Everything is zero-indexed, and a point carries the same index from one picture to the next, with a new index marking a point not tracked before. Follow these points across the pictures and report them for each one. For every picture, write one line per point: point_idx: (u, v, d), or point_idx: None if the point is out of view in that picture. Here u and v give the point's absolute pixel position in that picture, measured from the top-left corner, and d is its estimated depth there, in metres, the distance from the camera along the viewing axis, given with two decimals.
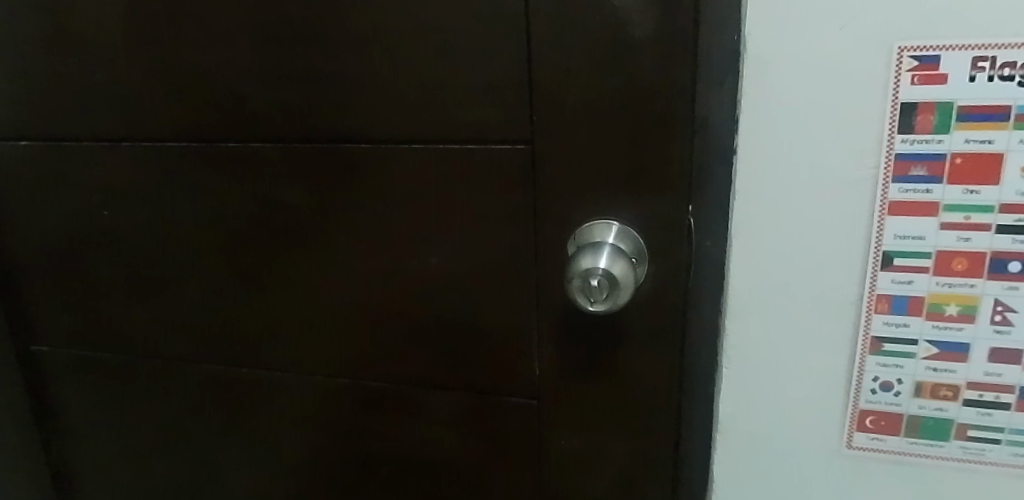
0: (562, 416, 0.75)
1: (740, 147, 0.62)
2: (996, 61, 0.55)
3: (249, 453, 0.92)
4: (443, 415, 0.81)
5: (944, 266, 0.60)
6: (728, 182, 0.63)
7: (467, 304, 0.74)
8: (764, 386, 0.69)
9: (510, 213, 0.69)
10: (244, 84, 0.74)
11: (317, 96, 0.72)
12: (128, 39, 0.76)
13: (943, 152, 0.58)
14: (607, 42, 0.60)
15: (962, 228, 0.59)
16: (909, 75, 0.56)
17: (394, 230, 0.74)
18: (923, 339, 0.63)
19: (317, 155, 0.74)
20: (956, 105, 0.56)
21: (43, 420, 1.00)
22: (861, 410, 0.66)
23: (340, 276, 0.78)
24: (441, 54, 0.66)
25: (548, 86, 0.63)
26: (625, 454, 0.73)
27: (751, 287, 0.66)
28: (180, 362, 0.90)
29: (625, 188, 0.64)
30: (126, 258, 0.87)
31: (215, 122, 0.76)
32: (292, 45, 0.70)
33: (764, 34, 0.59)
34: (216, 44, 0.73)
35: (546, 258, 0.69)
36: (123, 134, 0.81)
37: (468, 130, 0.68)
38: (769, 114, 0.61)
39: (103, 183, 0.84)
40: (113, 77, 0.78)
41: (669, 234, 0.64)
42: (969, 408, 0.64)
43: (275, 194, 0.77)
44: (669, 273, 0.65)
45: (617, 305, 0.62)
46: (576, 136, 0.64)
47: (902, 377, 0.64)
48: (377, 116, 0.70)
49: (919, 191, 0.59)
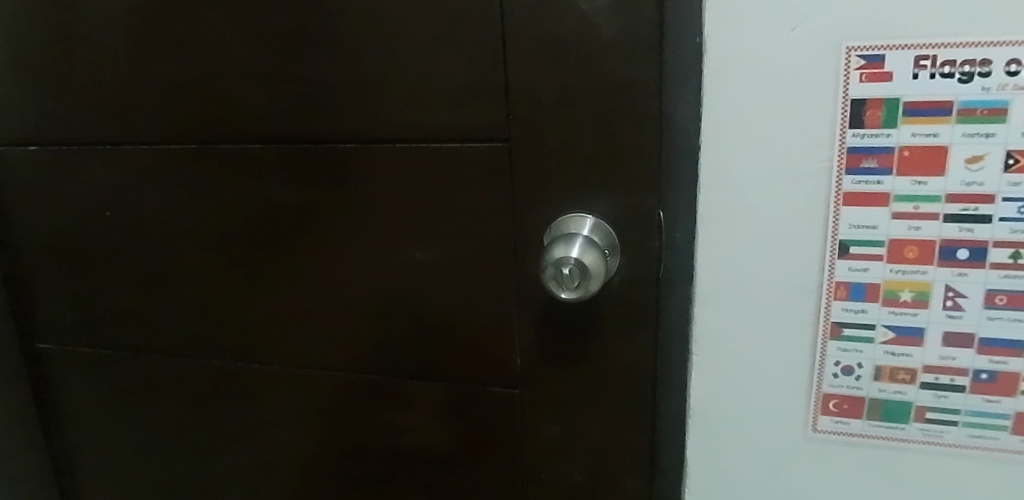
0: (542, 404, 0.78)
1: (705, 143, 0.66)
2: (936, 59, 0.58)
3: (246, 444, 0.96)
4: (430, 405, 0.84)
5: (897, 253, 0.63)
6: (693, 176, 0.67)
7: (451, 296, 0.78)
8: (733, 373, 0.72)
9: (490, 209, 0.73)
10: (240, 88, 0.78)
11: (308, 98, 0.76)
12: (132, 47, 0.81)
13: (892, 145, 0.61)
14: (576, 45, 0.64)
15: (912, 218, 0.62)
16: (858, 73, 0.60)
17: (381, 227, 0.78)
18: (880, 325, 0.66)
19: (310, 155, 0.78)
20: (902, 101, 0.60)
21: (50, 415, 1.05)
22: (824, 394, 0.69)
23: (331, 271, 0.82)
24: (424, 58, 0.70)
25: (522, 87, 0.67)
26: (602, 440, 0.76)
27: (717, 277, 0.69)
28: (180, 356, 0.94)
29: (596, 183, 0.67)
30: (129, 257, 0.91)
31: (214, 125, 0.81)
32: (285, 52, 0.75)
33: (723, 36, 0.63)
34: (214, 52, 0.78)
35: (524, 251, 0.73)
36: (127, 138, 0.85)
37: (449, 130, 0.72)
38: (730, 110, 0.64)
39: (107, 185, 0.88)
40: (118, 84, 0.83)
41: (639, 229, 0.67)
42: (926, 390, 0.67)
43: (270, 193, 0.81)
44: (640, 265, 0.68)
45: (588, 292, 0.66)
46: (549, 134, 0.68)
47: (861, 361, 0.67)
48: (365, 117, 0.74)
49: (871, 183, 0.62)
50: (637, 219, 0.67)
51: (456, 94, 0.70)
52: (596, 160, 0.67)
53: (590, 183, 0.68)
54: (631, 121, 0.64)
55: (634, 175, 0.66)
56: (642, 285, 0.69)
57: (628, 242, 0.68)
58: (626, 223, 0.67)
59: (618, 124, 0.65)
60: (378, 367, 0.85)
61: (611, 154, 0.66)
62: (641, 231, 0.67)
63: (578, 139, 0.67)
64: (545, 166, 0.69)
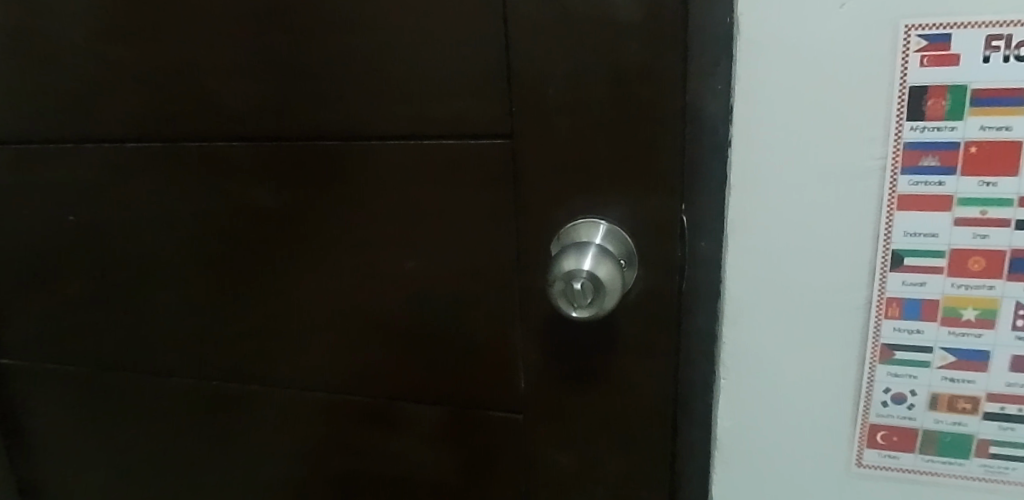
0: (549, 432, 0.70)
1: (735, 139, 0.57)
2: (1012, 40, 0.50)
3: (225, 469, 0.88)
4: (425, 430, 0.76)
5: (960, 265, 0.55)
6: (722, 176, 0.58)
7: (447, 311, 0.69)
8: (766, 400, 0.64)
9: (491, 214, 0.65)
10: (213, 80, 0.70)
11: (287, 90, 0.68)
12: (94, 34, 0.73)
13: (956, 140, 0.53)
14: (588, 27, 0.55)
15: (978, 224, 0.54)
16: (918, 56, 0.51)
17: (369, 234, 0.70)
18: (938, 347, 0.57)
19: (290, 154, 0.70)
20: (969, 89, 0.51)
21: (15, 435, 0.97)
22: (871, 425, 0.61)
23: (314, 286, 0.74)
24: (415, 44, 0.62)
25: (526, 75, 0.59)
26: (616, 472, 0.68)
27: (750, 291, 0.61)
28: (153, 374, 0.86)
29: (611, 186, 0.59)
30: (96, 265, 0.83)
31: (185, 121, 0.73)
32: (259, 39, 0.67)
33: (759, 14, 0.54)
34: (183, 39, 0.70)
35: (529, 262, 0.65)
36: (90, 135, 0.77)
37: (444, 125, 0.63)
38: (766, 100, 0.56)
39: (71, 187, 0.80)
40: (79, 75, 0.75)
41: (660, 234, 0.59)
42: (990, 422, 0.58)
43: (247, 196, 0.73)
44: (662, 277, 0.60)
45: (603, 310, 0.57)
46: (557, 129, 0.59)
47: (915, 388, 0.59)
48: (350, 111, 0.66)
49: (930, 184, 0.54)
50: (658, 225, 0.59)
51: (451, 83, 0.62)
52: (611, 158, 0.58)
53: (604, 185, 0.59)
54: (652, 113, 0.56)
55: (656, 175, 0.57)
56: (664, 301, 0.61)
57: (647, 252, 0.60)
58: (646, 230, 0.59)
59: (637, 116, 0.56)
60: (367, 388, 0.76)
61: (629, 151, 0.58)
62: (663, 239, 0.59)
63: (591, 134, 0.58)
64: (553, 165, 0.61)
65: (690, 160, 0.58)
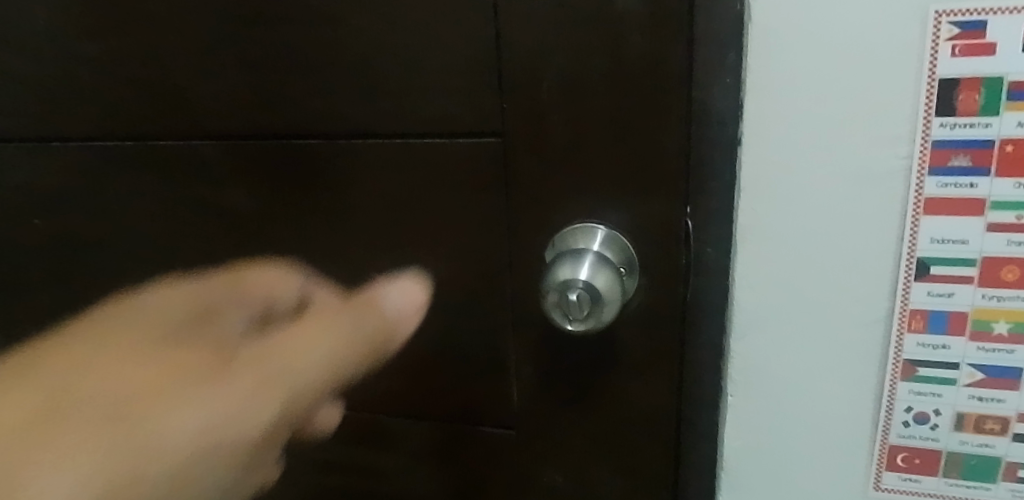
0: (544, 450, 0.65)
1: (747, 137, 0.53)
2: None
3: None
4: (412, 446, 0.71)
5: (991, 275, 0.50)
6: (732, 177, 0.54)
7: (434, 321, 0.65)
8: (778, 417, 0.59)
9: (479, 218, 0.59)
10: (163, 74, 0.63)
11: (248, 85, 0.61)
12: (26, 23, 0.65)
13: (990, 138, 0.48)
14: (584, 13, 0.50)
15: (1013, 230, 0.49)
16: (949, 44, 0.46)
17: (344, 240, 0.64)
18: (966, 363, 0.53)
19: (252, 154, 0.63)
20: (1006, 81, 0.46)
21: None
22: (891, 446, 0.56)
23: (280, 298, 0.67)
24: (390, 33, 0.56)
25: (515, 67, 0.53)
26: (617, 493, 0.63)
27: (761, 300, 0.56)
28: None
29: (610, 188, 0.54)
30: (36, 277, 0.75)
31: (132, 120, 0.65)
32: (216, 28, 0.60)
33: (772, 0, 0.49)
34: (126, 28, 0.62)
35: (522, 269, 0.60)
36: (30, 136, 0.70)
37: (425, 120, 0.58)
38: (780, 95, 0.51)
39: (9, 192, 0.73)
40: (14, 69, 0.67)
41: (663, 240, 0.54)
42: (1020, 444, 0.53)
43: (203, 201, 0.66)
44: (667, 287, 0.55)
45: (601, 323, 0.53)
46: (552, 125, 0.54)
47: (939, 407, 0.54)
48: (319, 108, 0.60)
49: (961, 186, 0.49)
50: (662, 229, 0.54)
51: (432, 75, 0.56)
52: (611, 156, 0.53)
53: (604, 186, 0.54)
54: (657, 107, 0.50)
55: (659, 176, 0.52)
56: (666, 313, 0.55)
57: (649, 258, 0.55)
58: (648, 234, 0.54)
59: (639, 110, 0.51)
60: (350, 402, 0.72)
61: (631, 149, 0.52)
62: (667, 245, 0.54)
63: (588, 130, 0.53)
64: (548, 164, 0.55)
65: (696, 160, 0.52)
